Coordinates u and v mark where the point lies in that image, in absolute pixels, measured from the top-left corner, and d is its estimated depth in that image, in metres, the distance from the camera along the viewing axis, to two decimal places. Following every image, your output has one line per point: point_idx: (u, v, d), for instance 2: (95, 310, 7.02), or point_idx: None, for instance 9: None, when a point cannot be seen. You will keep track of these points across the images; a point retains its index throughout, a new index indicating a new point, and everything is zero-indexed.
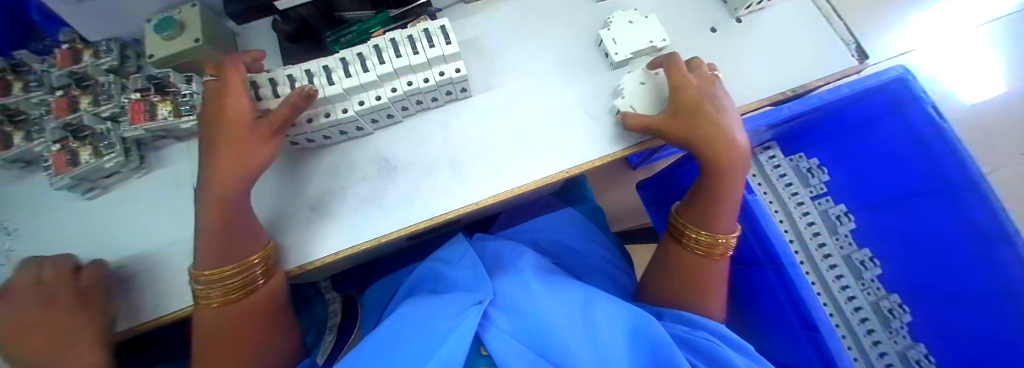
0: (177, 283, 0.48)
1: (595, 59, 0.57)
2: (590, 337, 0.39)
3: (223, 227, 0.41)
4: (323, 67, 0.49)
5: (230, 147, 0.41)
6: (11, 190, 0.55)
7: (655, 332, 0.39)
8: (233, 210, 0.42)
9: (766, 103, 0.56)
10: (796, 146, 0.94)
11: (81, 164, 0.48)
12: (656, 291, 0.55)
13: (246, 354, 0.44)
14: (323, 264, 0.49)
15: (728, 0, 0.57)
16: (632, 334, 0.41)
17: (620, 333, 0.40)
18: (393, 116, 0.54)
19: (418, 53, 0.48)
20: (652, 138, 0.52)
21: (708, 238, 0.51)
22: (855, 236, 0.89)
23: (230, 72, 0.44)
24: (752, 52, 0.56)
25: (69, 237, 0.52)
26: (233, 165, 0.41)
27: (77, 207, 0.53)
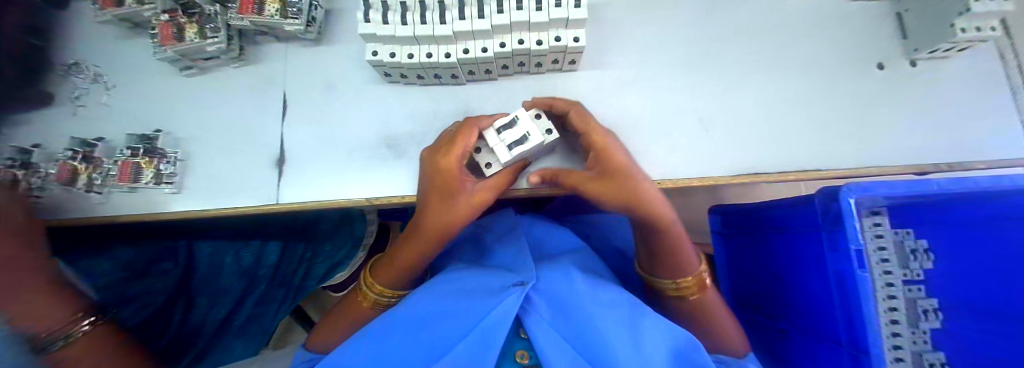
0: (251, 180, 0.50)
1: (727, 67, 0.49)
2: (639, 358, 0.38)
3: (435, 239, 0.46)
4: (439, 2, 0.45)
5: (453, 202, 0.43)
6: (123, 49, 0.58)
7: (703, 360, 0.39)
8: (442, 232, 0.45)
9: (912, 172, 0.47)
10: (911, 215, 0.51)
11: (187, 42, 0.48)
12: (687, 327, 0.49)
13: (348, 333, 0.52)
14: (391, 203, 0.49)
15: (910, 37, 0.48)
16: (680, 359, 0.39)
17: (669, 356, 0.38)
18: (491, 71, 0.50)
19: (542, 9, 0.42)
20: (767, 172, 0.46)
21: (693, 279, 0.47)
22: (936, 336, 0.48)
23: (457, 136, 0.41)
24: (914, 107, 0.47)
25: (165, 108, 0.54)
26: (454, 213, 0.43)
27: (176, 82, 0.55)
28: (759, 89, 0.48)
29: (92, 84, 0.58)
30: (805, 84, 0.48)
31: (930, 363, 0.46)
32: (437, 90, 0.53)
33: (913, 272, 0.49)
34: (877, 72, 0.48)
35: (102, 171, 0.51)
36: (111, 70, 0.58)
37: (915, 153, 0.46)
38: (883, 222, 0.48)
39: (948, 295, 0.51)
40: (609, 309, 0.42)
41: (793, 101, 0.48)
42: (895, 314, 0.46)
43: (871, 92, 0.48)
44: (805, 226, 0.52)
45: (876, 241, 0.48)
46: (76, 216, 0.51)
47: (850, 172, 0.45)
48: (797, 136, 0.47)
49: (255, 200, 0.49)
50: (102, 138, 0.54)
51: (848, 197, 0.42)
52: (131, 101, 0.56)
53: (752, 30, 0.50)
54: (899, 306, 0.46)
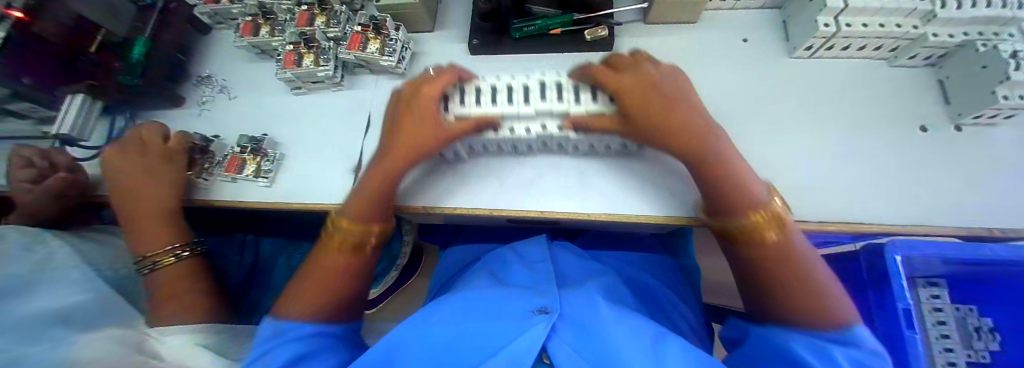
0: (325, 182, 0.59)
1: (766, 118, 0.53)
2: None
3: (374, 186, 0.50)
4: (507, 85, 0.52)
5: (409, 131, 0.50)
6: (247, 69, 0.73)
7: None
8: (386, 175, 0.50)
9: (963, 236, 0.45)
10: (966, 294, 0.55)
11: (303, 66, 0.60)
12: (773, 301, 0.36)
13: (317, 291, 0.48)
14: (444, 213, 0.56)
15: (954, 102, 0.49)
16: None
17: None
18: (546, 144, 0.55)
19: (602, 102, 0.48)
20: (805, 219, 0.46)
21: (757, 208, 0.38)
22: None
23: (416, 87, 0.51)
24: (957, 170, 0.47)
25: (270, 117, 0.66)
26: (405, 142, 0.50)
27: (283, 98, 0.67)
28: (799, 141, 0.51)
29: (218, 93, 0.72)
30: (843, 139, 0.50)
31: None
32: (495, 158, 0.59)
33: (975, 351, 0.53)
34: (922, 134, 0.50)
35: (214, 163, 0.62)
36: (235, 84, 0.72)
37: (966, 217, 0.45)
38: (941, 295, 0.56)
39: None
40: (630, 333, 0.44)
41: (834, 155, 0.50)
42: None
43: (916, 153, 0.49)
44: (860, 282, 0.51)
45: (936, 314, 0.55)
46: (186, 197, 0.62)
47: (895, 228, 0.45)
48: (836, 189, 0.48)
49: (331, 199, 0.57)
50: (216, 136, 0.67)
51: (896, 255, 0.43)
52: (246, 110, 0.68)
53: (793, 88, 0.55)
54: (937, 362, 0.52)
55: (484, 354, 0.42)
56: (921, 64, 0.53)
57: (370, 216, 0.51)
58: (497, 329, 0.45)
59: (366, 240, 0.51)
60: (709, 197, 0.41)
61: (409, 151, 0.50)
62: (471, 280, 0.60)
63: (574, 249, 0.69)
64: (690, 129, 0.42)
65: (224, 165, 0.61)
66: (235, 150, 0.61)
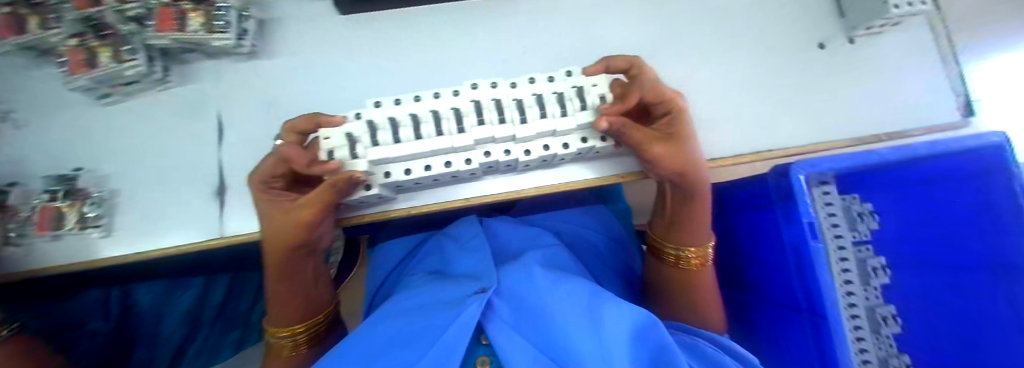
0: (184, 215, 0.46)
1: (681, 55, 0.49)
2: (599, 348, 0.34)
3: (282, 270, 0.43)
4: (411, 116, 0.44)
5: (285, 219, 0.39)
6: (29, 80, 0.53)
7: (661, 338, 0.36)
8: (295, 265, 0.43)
9: (855, 146, 0.48)
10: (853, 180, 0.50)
11: (100, 67, 0.44)
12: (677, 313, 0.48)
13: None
14: (365, 219, 0.51)
15: (848, 15, 0.49)
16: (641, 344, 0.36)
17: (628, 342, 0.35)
18: (491, 167, 0.48)
19: (527, 120, 0.43)
20: (723, 157, 0.46)
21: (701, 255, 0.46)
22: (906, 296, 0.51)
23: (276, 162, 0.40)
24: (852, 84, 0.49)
25: (84, 142, 0.49)
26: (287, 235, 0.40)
27: (94, 113, 0.50)
28: (714, 75, 0.48)
29: None
30: (754, 67, 0.49)
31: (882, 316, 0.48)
32: (419, 193, 0.50)
33: (860, 233, 0.49)
34: (822, 51, 0.49)
35: (16, 220, 0.45)
36: (18, 103, 0.52)
37: (857, 128, 0.48)
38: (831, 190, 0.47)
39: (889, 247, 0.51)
40: (567, 296, 0.40)
41: (746, 85, 0.48)
42: (852, 286, 0.46)
43: (818, 71, 0.49)
44: (765, 201, 0.51)
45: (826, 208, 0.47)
46: None
47: (800, 151, 0.46)
48: (750, 120, 0.47)
49: (195, 235, 0.45)
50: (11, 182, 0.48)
51: (799, 174, 0.41)
52: (48, 138, 0.50)
53: (704, 16, 0.51)
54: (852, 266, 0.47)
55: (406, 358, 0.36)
56: None
57: (307, 306, 0.46)
58: (426, 327, 0.39)
59: (324, 321, 0.48)
60: (671, 232, 0.46)
61: (297, 247, 0.41)
62: (407, 278, 0.55)
63: (509, 216, 0.64)
64: (695, 170, 0.40)
65: (28, 219, 0.46)
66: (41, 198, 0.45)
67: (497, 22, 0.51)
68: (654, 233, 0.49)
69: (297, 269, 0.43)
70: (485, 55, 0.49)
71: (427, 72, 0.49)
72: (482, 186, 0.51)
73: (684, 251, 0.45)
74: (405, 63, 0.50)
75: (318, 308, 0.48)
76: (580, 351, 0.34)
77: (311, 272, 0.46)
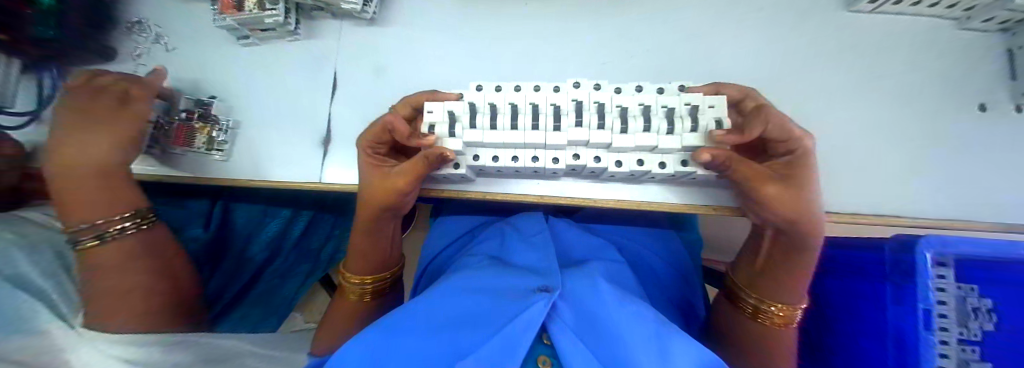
0: (290, 156, 0.51)
1: (806, 91, 0.45)
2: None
3: (368, 227, 0.46)
4: (512, 105, 0.44)
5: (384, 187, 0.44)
6: (183, 12, 0.59)
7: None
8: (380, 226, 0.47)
9: (997, 229, 0.42)
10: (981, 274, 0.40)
11: (246, 11, 0.48)
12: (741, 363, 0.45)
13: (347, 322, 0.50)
14: (441, 195, 0.53)
15: (1022, 79, 0.42)
16: None
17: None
18: (574, 170, 0.47)
19: (627, 132, 0.42)
20: (833, 211, 0.42)
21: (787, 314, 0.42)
22: None
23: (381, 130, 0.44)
24: (1006, 158, 0.42)
25: (219, 75, 0.55)
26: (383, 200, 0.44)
27: (231, 50, 0.56)
28: (840, 119, 0.44)
29: (153, 44, 0.59)
30: (889, 118, 0.44)
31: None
32: (498, 180, 0.52)
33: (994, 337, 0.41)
34: (978, 115, 0.43)
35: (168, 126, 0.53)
36: (172, 30, 0.59)
37: (1001, 210, 0.42)
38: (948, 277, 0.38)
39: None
40: (635, 315, 0.39)
41: (875, 137, 0.44)
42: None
43: (967, 136, 0.43)
44: (869, 269, 0.46)
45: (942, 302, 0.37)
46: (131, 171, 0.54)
47: (925, 222, 0.41)
48: (870, 176, 0.43)
49: (297, 176, 0.50)
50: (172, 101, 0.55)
51: (924, 252, 0.36)
52: (190, 66, 0.57)
53: (842, 53, 0.46)
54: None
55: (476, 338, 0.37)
56: (994, 28, 0.44)
57: (378, 264, 0.50)
58: (493, 314, 0.40)
59: (388, 279, 0.52)
60: (759, 281, 0.43)
61: (386, 209, 0.45)
62: (467, 258, 0.56)
63: (572, 220, 0.63)
64: (813, 221, 0.36)
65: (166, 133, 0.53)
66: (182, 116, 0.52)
67: (611, 24, 0.49)
68: (738, 281, 0.47)
69: (382, 230, 0.48)
70: (593, 57, 0.49)
71: (532, 65, 0.50)
72: (560, 186, 0.50)
73: (766, 304, 0.42)
74: (511, 50, 0.50)
75: (386, 266, 0.52)
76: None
77: (391, 231, 0.50)
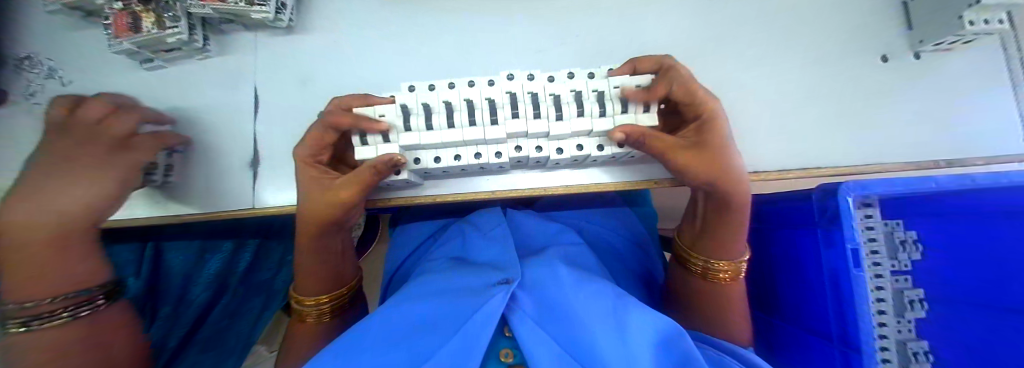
0: (222, 183, 0.48)
1: (729, 58, 0.47)
2: (624, 350, 0.34)
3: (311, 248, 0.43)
4: (445, 103, 0.42)
5: (322, 202, 0.40)
6: (76, 40, 0.54)
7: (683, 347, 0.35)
8: (325, 244, 0.44)
9: (906, 167, 0.46)
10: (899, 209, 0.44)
11: (144, 32, 0.44)
12: (698, 321, 0.48)
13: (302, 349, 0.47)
14: (391, 204, 0.51)
15: (916, 28, 0.46)
16: (661, 350, 0.36)
17: (649, 348, 0.35)
18: (520, 161, 0.47)
19: (564, 118, 0.41)
20: (763, 171, 0.44)
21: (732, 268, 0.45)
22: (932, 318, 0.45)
23: (308, 143, 0.40)
24: (909, 103, 0.46)
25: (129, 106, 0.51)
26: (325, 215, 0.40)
27: (137, 77, 0.51)
28: (761, 83, 0.46)
29: (46, 79, 0.53)
30: (806, 75, 0.46)
31: (915, 352, 0.42)
32: (447, 181, 0.50)
33: (900, 264, 0.44)
34: (883, 65, 0.46)
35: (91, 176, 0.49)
36: (65, 61, 0.54)
37: (907, 151, 0.45)
38: (874, 213, 0.42)
39: (932, 280, 0.45)
40: (592, 296, 0.40)
41: (796, 95, 0.46)
42: (884, 316, 0.43)
43: (874, 85, 0.46)
44: (802, 221, 0.49)
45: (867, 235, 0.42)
46: None
47: (844, 170, 0.44)
48: (792, 134, 0.45)
49: (231, 203, 0.47)
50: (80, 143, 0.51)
51: (847, 195, 0.39)
52: (94, 99, 0.52)
53: (759, 18, 0.48)
54: (886, 296, 0.44)
55: (434, 342, 0.36)
56: None
57: (334, 284, 0.47)
58: (452, 311, 0.39)
59: (346, 295, 0.49)
60: (700, 241, 0.46)
61: (330, 225, 0.42)
62: (428, 263, 0.55)
63: (531, 210, 0.63)
64: (737, 180, 0.38)
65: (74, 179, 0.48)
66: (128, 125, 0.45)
67: (538, 9, 0.49)
68: (685, 242, 0.49)
69: (328, 245, 0.44)
70: (525, 45, 0.48)
71: (465, 60, 0.49)
72: (510, 179, 0.50)
73: (714, 263, 0.45)
74: (442, 48, 0.49)
75: (342, 282, 0.49)
76: (606, 352, 0.34)
77: (340, 245, 0.47)
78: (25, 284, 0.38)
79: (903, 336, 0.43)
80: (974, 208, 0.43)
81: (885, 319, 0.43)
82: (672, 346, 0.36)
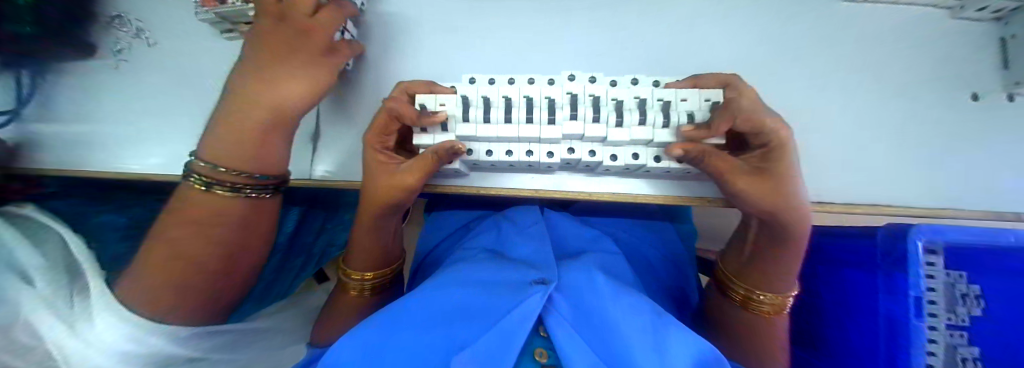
0: (283, 152, 0.51)
1: (800, 81, 0.45)
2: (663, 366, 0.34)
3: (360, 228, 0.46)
4: (505, 99, 0.43)
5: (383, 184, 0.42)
6: (163, 5, 0.58)
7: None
8: (381, 226, 0.45)
9: (985, 215, 0.43)
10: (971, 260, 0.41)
11: (229, 4, 0.47)
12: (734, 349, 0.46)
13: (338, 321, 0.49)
14: (435, 191, 0.52)
15: (1014, 68, 0.42)
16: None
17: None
18: (570, 164, 0.47)
19: (622, 126, 0.41)
20: (824, 201, 0.43)
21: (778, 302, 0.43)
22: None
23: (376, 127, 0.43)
24: (995, 147, 0.43)
25: (206, 71, 0.55)
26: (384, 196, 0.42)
27: (215, 44, 0.55)
28: (831, 110, 0.44)
29: (133, 38, 0.57)
30: (881, 107, 0.44)
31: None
32: (492, 174, 0.51)
33: (958, 318, 0.40)
34: (968, 104, 0.44)
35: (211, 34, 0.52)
36: (151, 23, 0.58)
37: (987, 199, 0.42)
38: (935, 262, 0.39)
39: (992, 341, 0.42)
40: (631, 306, 0.39)
41: (868, 126, 0.44)
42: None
43: (957, 124, 0.43)
44: (858, 258, 0.46)
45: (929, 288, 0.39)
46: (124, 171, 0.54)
47: (912, 211, 0.42)
48: (859, 166, 0.43)
49: (293, 173, 0.51)
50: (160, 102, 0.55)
51: (918, 240, 0.36)
52: (177, 61, 0.56)
53: (837, 42, 0.45)
54: (939, 351, 0.39)
55: (469, 333, 0.36)
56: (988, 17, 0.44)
57: (377, 263, 0.49)
58: (489, 304, 0.39)
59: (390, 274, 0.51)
60: (744, 271, 0.44)
61: (388, 208, 0.43)
62: (462, 253, 0.56)
63: (566, 213, 0.63)
64: (800, 203, 0.36)
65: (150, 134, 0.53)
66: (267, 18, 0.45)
67: (603, 13, 0.49)
68: (727, 268, 0.46)
69: (383, 228, 0.46)
70: (586, 48, 0.48)
71: (524, 58, 0.49)
72: (556, 180, 0.50)
73: (756, 295, 0.43)
74: (503, 43, 0.49)
75: (388, 262, 0.51)
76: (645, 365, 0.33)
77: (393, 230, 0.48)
78: (243, 153, 0.41)
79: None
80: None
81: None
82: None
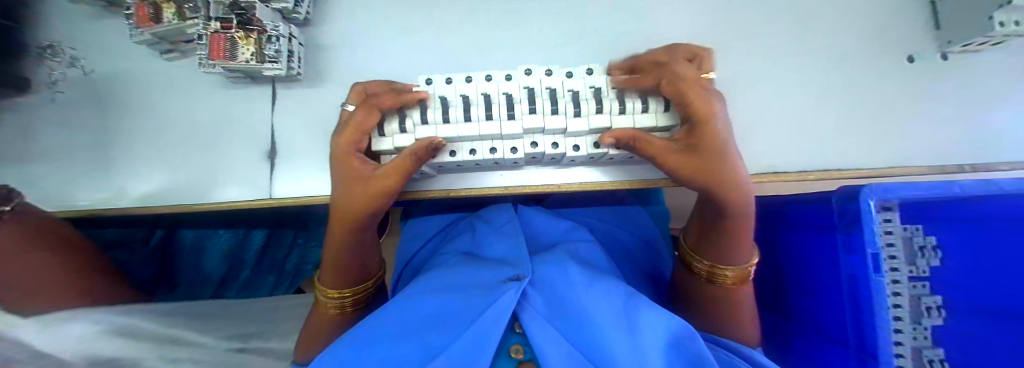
0: (241, 173, 0.49)
1: (749, 57, 0.46)
2: (634, 348, 0.34)
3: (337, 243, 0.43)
4: (462, 97, 0.42)
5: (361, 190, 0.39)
6: (95, 29, 0.54)
7: (694, 347, 0.35)
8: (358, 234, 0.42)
9: (929, 170, 0.45)
10: (924, 214, 0.42)
11: (164, 22, 0.45)
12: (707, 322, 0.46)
13: (314, 342, 0.47)
14: (404, 198, 0.51)
15: (945, 28, 0.44)
16: (672, 349, 0.36)
17: (661, 346, 0.35)
18: (535, 158, 0.47)
19: (581, 115, 0.41)
20: (781, 171, 0.44)
21: (742, 270, 0.43)
22: (947, 326, 0.42)
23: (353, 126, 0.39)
24: (934, 105, 0.45)
25: (150, 96, 0.52)
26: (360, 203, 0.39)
27: (157, 67, 0.52)
28: (779, 82, 0.46)
29: (68, 68, 0.54)
30: (828, 75, 0.46)
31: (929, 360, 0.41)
32: (460, 175, 0.50)
33: (919, 270, 0.42)
34: (907, 66, 0.45)
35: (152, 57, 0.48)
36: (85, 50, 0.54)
37: (930, 154, 0.44)
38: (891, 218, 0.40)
39: (946, 288, 0.43)
40: (602, 292, 0.40)
41: (816, 95, 0.45)
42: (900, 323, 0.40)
43: (898, 86, 0.45)
44: (819, 224, 0.48)
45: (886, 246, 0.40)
46: (77, 208, 0.52)
47: (863, 172, 0.44)
48: (810, 134, 0.45)
49: (249, 194, 0.48)
50: (106, 130, 0.53)
51: (870, 199, 0.38)
52: (117, 89, 0.53)
53: (780, 15, 0.47)
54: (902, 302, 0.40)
55: (443, 339, 0.35)
56: None
57: (347, 279, 0.46)
58: (463, 307, 0.39)
59: (370, 289, 0.48)
60: (701, 245, 0.44)
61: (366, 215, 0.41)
62: (438, 258, 0.55)
63: (540, 207, 0.63)
64: (740, 185, 0.35)
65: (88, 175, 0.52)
66: (211, 25, 0.43)
67: (555, 5, 0.49)
68: (688, 246, 0.47)
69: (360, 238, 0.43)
70: (541, 41, 0.48)
71: (480, 55, 0.49)
72: (524, 175, 0.50)
73: (719, 269, 0.43)
74: (457, 42, 0.49)
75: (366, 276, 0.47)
76: (618, 350, 0.34)
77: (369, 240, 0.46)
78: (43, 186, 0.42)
79: (920, 344, 0.41)
80: (995, 214, 0.41)
81: (902, 326, 0.40)
82: (683, 344, 0.35)
